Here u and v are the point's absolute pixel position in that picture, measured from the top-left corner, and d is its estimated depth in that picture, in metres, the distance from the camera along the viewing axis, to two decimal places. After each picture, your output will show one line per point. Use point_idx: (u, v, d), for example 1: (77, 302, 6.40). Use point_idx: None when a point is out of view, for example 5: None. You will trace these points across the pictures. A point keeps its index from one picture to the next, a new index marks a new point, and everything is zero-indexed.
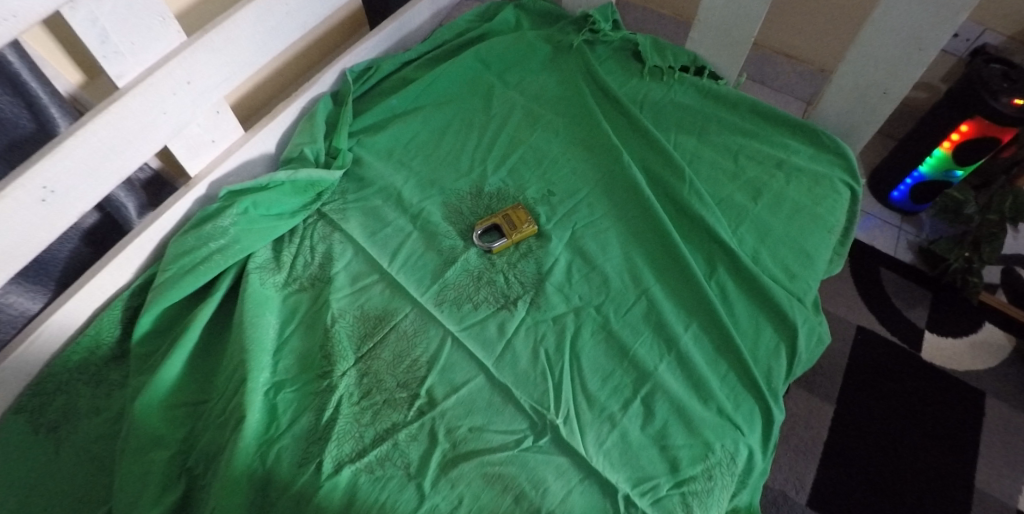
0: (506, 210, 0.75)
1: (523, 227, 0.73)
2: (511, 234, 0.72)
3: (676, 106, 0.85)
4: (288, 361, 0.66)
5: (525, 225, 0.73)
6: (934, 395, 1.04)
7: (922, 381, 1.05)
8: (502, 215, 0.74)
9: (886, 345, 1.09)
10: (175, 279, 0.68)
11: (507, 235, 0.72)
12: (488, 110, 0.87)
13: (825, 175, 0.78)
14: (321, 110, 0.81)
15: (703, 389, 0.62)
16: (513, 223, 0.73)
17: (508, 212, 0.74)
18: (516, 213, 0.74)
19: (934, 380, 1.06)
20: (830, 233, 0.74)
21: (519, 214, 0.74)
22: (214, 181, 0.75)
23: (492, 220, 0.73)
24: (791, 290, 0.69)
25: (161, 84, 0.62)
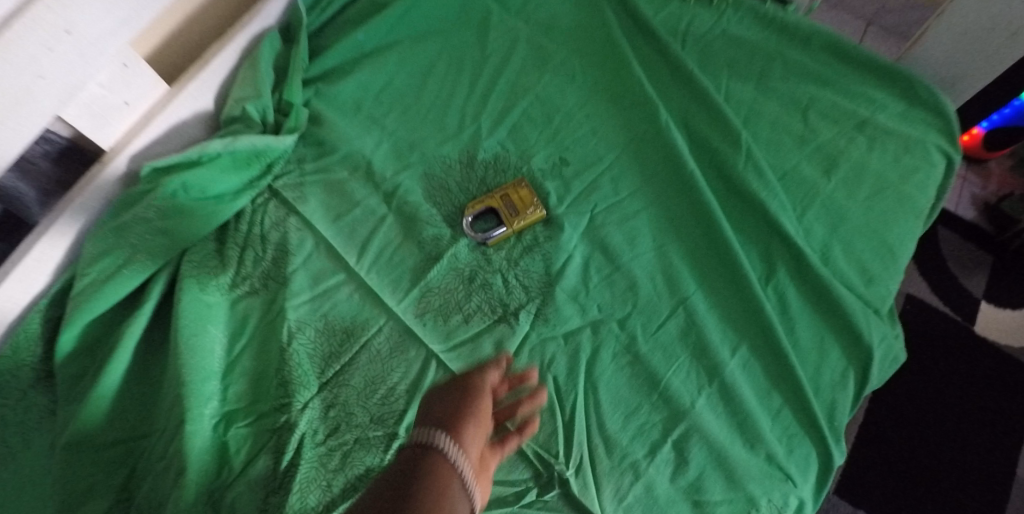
0: (504, 188, 0.58)
1: (529, 212, 0.57)
2: (511, 222, 0.57)
3: (729, 40, 0.66)
4: (240, 386, 0.54)
5: (530, 209, 0.57)
6: (995, 377, 0.86)
7: (983, 360, 0.87)
8: (499, 196, 0.58)
9: (943, 317, 0.89)
10: (97, 286, 0.55)
11: (505, 223, 0.57)
12: (484, 45, 0.67)
13: (916, 140, 0.61)
14: (267, 51, 0.62)
15: (751, 431, 0.50)
16: (514, 206, 0.58)
17: (507, 191, 0.58)
18: (518, 192, 0.58)
19: (996, 359, 0.87)
20: (917, 220, 0.59)
21: (521, 193, 0.58)
22: (135, 154, 0.59)
23: (488, 203, 0.58)
24: (866, 298, 0.55)
25: (26, 37, 0.44)
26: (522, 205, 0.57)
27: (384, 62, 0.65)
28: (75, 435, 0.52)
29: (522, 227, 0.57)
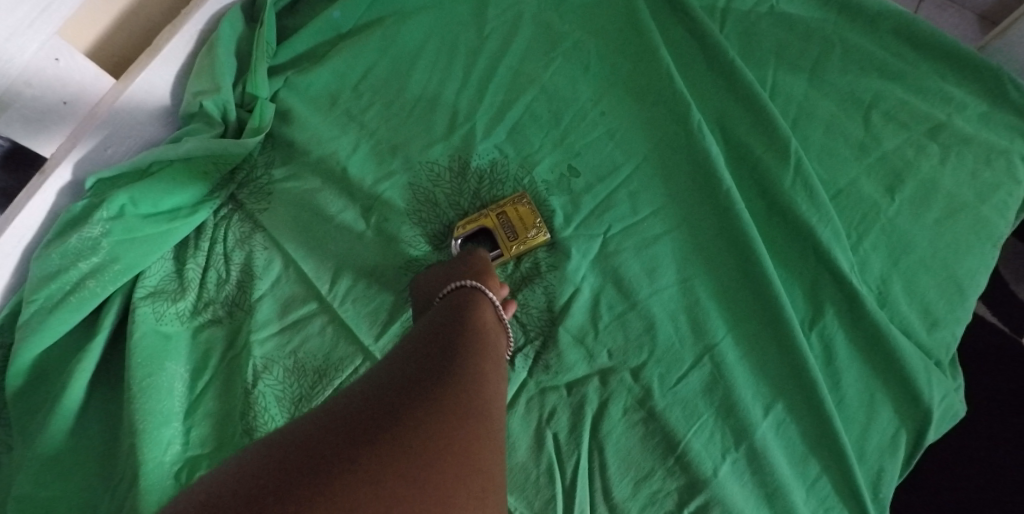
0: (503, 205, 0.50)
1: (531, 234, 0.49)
2: (508, 246, 0.48)
3: (776, 19, 0.54)
4: (203, 429, 0.48)
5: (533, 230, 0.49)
6: None
7: None
8: (495, 214, 0.49)
9: None
10: (41, 318, 0.48)
11: (501, 247, 0.49)
12: (481, 24, 0.57)
13: (1000, 148, 0.51)
14: (227, 34, 0.53)
15: (781, 506, 0.43)
16: (513, 226, 0.49)
17: (505, 207, 0.50)
18: (519, 211, 0.49)
19: None
20: (994, 248, 0.49)
21: (522, 210, 0.50)
22: (81, 161, 0.51)
23: (481, 222, 0.49)
24: (927, 345, 0.46)
25: None
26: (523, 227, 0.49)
27: (363, 45, 0.56)
28: (25, 487, 0.46)
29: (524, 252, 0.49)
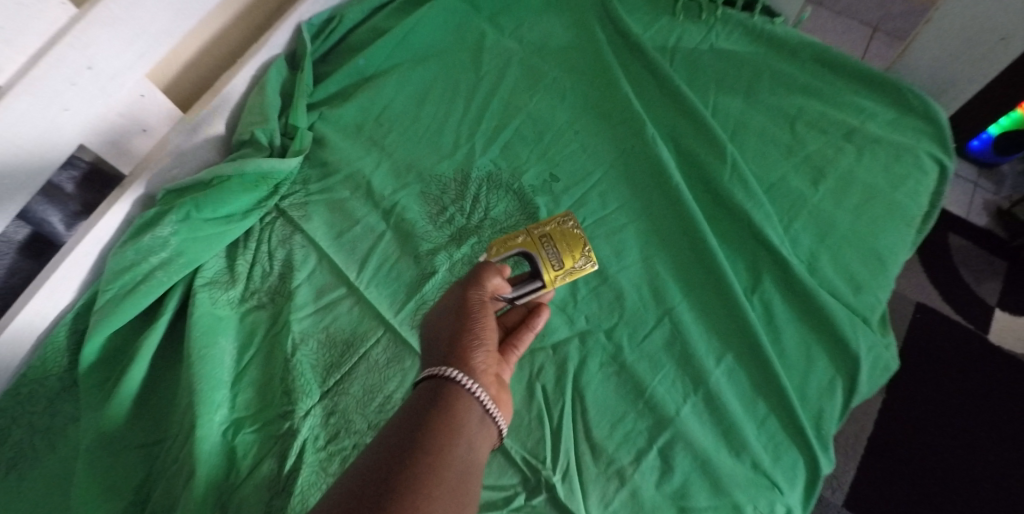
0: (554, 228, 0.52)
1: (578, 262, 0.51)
2: (551, 279, 0.50)
3: (716, 54, 0.67)
4: (248, 395, 0.57)
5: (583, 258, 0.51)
6: (974, 368, 0.90)
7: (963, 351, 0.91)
8: (539, 242, 0.50)
9: (930, 321, 0.94)
10: (115, 302, 0.58)
11: (545, 277, 0.50)
12: (478, 68, 0.70)
13: (906, 148, 0.61)
14: (274, 78, 0.66)
15: (735, 439, 0.51)
16: (558, 255, 0.50)
17: (549, 235, 0.51)
18: (569, 237, 0.51)
19: (977, 356, 0.91)
20: (909, 227, 0.59)
21: (568, 236, 0.51)
22: (154, 178, 0.63)
23: (524, 248, 0.50)
24: (854, 306, 0.55)
25: (50, 75, 0.49)
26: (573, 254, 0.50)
27: (383, 86, 0.69)
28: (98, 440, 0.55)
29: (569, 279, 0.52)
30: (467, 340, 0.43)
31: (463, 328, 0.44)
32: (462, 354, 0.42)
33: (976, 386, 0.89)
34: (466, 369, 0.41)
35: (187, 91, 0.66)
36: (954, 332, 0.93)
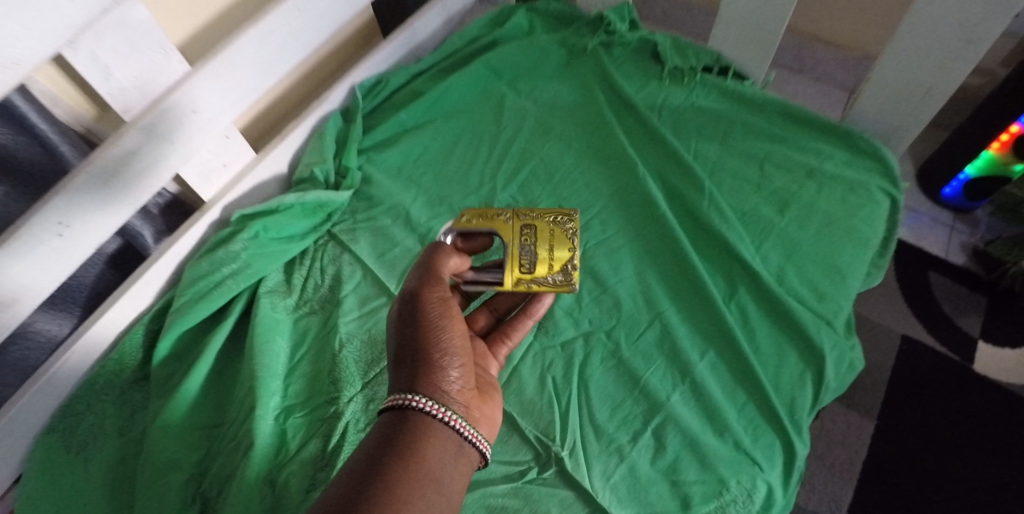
0: (552, 246, 0.55)
1: (558, 286, 0.56)
2: (511, 267, 0.55)
3: (697, 110, 0.80)
4: (298, 386, 0.66)
5: (562, 284, 0.56)
6: (963, 398, 0.96)
7: (950, 383, 0.98)
8: (517, 233, 0.56)
9: (918, 354, 1.00)
10: (190, 304, 0.68)
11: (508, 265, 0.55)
12: (499, 121, 0.84)
13: (859, 183, 0.72)
14: (331, 128, 0.80)
15: (719, 421, 0.59)
16: (530, 249, 0.56)
17: (530, 229, 0.56)
18: (557, 261, 0.55)
19: (965, 386, 0.97)
20: (866, 248, 0.69)
21: (550, 236, 0.56)
22: (228, 205, 0.75)
23: (500, 233, 0.56)
24: (819, 312, 0.64)
25: (166, 115, 0.62)
26: (552, 277, 0.56)
27: (420, 135, 0.82)
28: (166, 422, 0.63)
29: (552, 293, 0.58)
30: (433, 365, 0.48)
31: (427, 353, 0.49)
32: (430, 378, 0.48)
33: (962, 413, 0.95)
34: (438, 393, 0.47)
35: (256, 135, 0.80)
36: (939, 364, 0.99)
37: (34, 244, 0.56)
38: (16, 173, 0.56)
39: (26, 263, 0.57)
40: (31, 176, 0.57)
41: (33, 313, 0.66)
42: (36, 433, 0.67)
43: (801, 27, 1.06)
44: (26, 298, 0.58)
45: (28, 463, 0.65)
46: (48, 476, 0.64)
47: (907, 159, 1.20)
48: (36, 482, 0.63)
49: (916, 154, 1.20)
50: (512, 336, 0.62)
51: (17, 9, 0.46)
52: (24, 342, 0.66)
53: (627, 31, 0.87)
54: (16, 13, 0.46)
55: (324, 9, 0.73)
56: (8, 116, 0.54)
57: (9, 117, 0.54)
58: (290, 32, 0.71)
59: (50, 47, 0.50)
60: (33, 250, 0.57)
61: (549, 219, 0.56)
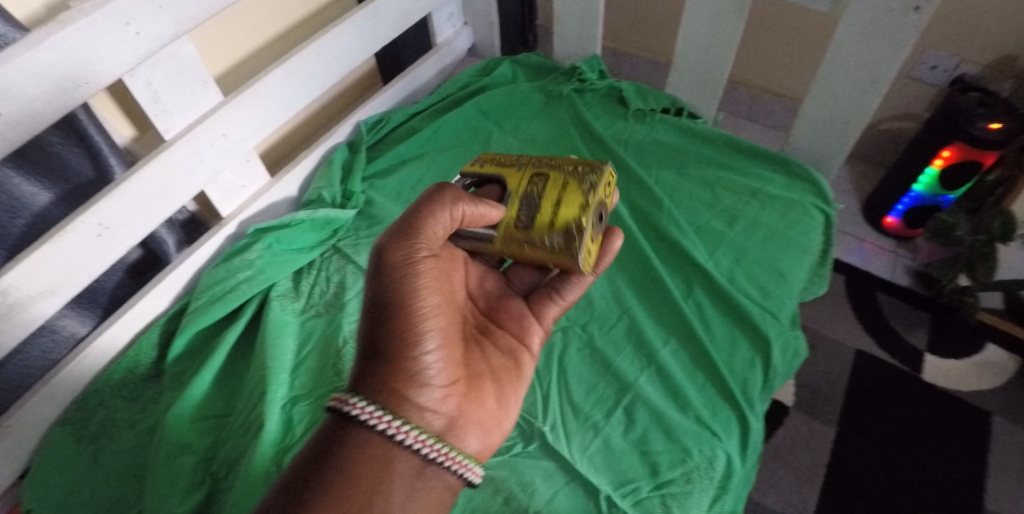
0: (558, 202, 0.56)
1: (555, 248, 0.56)
2: (506, 223, 0.58)
3: (657, 144, 0.93)
4: (304, 378, 0.72)
5: (557, 248, 0.55)
6: (913, 405, 1.05)
7: (903, 392, 1.07)
8: (524, 189, 0.58)
9: (875, 367, 1.10)
10: (206, 306, 0.76)
11: (506, 219, 0.58)
12: (487, 152, 0.94)
13: (797, 202, 0.84)
14: (338, 157, 0.91)
15: (681, 398, 0.67)
16: (534, 205, 0.57)
17: (541, 185, 0.57)
18: (558, 221, 0.55)
19: (916, 395, 1.06)
20: (804, 254, 0.79)
21: (561, 190, 0.56)
22: (243, 221, 0.84)
23: (510, 188, 0.59)
24: (765, 306, 0.74)
25: (201, 136, 0.72)
26: (550, 238, 0.55)
27: (417, 165, 0.93)
28: (177, 411, 0.68)
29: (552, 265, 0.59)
30: (393, 369, 0.50)
31: (391, 354, 0.50)
32: (393, 382, 0.50)
33: (912, 418, 1.04)
34: (400, 400, 0.49)
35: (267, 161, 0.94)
36: (893, 375, 1.09)
37: (78, 242, 0.64)
38: (69, 180, 0.65)
39: (69, 258, 0.64)
40: (77, 184, 0.67)
41: (63, 310, 0.72)
42: (51, 425, 0.71)
43: (752, 82, 1.24)
44: (62, 291, 0.65)
45: (41, 453, 0.69)
46: (61, 465, 0.68)
47: (852, 196, 1.35)
48: (50, 468, 0.67)
49: (859, 192, 1.35)
50: (563, 294, 0.65)
51: (95, 40, 0.57)
52: (51, 335, 0.71)
53: (596, 80, 1.02)
54: (94, 43, 0.57)
55: (338, 56, 0.86)
56: (73, 129, 0.64)
57: (73, 130, 0.64)
58: (309, 72, 0.82)
59: (116, 72, 0.60)
60: (76, 247, 0.64)
61: (567, 172, 0.57)
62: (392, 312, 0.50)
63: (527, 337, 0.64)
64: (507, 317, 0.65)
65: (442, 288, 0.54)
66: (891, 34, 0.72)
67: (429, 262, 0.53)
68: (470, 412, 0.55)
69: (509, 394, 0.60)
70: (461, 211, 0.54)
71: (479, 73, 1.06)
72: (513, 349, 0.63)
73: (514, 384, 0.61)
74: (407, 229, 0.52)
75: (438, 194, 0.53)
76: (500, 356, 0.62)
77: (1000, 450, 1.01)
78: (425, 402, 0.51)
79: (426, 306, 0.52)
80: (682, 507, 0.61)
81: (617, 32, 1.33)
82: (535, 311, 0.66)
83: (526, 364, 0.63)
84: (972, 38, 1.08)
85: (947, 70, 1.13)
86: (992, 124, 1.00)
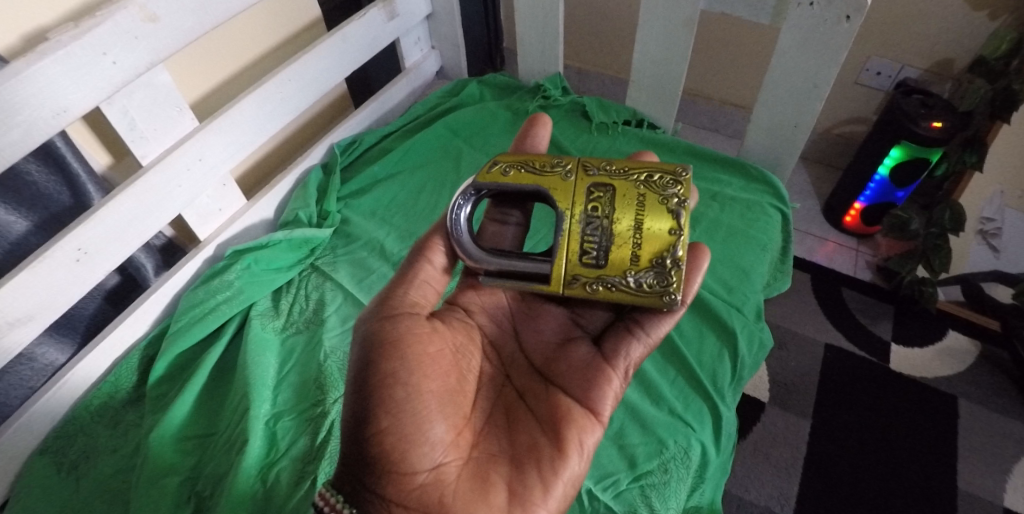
0: (641, 233, 0.51)
1: (644, 288, 0.51)
2: (568, 256, 0.52)
3: (621, 153, 0.97)
4: (287, 394, 0.73)
5: (647, 288, 0.51)
6: (883, 393, 1.09)
7: (872, 382, 1.11)
8: (585, 208, 0.53)
9: (844, 358, 1.14)
10: (186, 327, 0.77)
11: (567, 252, 0.52)
12: (458, 169, 0.97)
13: (754, 201, 0.88)
14: (313, 179, 0.94)
15: (654, 392, 0.70)
16: (609, 232, 0.52)
17: (610, 203, 0.53)
18: (644, 256, 0.51)
19: (885, 384, 1.10)
20: (764, 251, 0.83)
21: (644, 210, 0.52)
22: (220, 243, 0.86)
23: (568, 207, 0.53)
24: (730, 301, 0.78)
25: (177, 161, 0.74)
26: (638, 276, 0.51)
27: (391, 184, 0.95)
28: (158, 434, 0.68)
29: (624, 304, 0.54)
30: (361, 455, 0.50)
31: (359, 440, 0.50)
32: (363, 474, 0.50)
33: (881, 406, 1.08)
34: (365, 490, 0.50)
35: (244, 186, 0.97)
36: (862, 365, 1.13)
37: (57, 268, 0.65)
38: (45, 208, 0.68)
39: (48, 284, 0.65)
40: (56, 211, 0.69)
41: (41, 337, 0.73)
42: (29, 455, 0.71)
43: (710, 95, 1.30)
44: (39, 317, 0.66)
45: (21, 483, 0.69)
46: (42, 494, 0.68)
47: (813, 198, 1.41)
48: (30, 498, 0.67)
49: (819, 194, 1.41)
50: (647, 329, 0.58)
51: (73, 70, 0.59)
52: (29, 363, 0.72)
53: (560, 96, 1.06)
54: (71, 73, 0.59)
55: (310, 81, 0.89)
56: (51, 157, 0.66)
57: (51, 157, 0.66)
58: (282, 97, 0.85)
59: (93, 101, 0.62)
60: (55, 273, 0.65)
61: (639, 183, 0.54)
62: (354, 395, 0.51)
63: (588, 400, 0.56)
64: (568, 370, 0.59)
65: (420, 357, 0.51)
66: (827, 41, 0.77)
67: (400, 333, 0.52)
68: (462, 507, 0.49)
69: (528, 480, 0.52)
70: (433, 269, 0.56)
71: (447, 93, 1.11)
72: (557, 416, 0.55)
73: (542, 466, 0.53)
74: (378, 300, 0.54)
75: (413, 254, 0.56)
76: (534, 431, 0.55)
77: (967, 432, 1.05)
78: (400, 495, 0.49)
79: (391, 385, 0.50)
80: (661, 497, 0.62)
81: (580, 52, 1.39)
82: (611, 352, 0.59)
83: (572, 437, 0.54)
84: (910, 44, 1.15)
85: (891, 74, 1.20)
86: (935, 123, 1.06)
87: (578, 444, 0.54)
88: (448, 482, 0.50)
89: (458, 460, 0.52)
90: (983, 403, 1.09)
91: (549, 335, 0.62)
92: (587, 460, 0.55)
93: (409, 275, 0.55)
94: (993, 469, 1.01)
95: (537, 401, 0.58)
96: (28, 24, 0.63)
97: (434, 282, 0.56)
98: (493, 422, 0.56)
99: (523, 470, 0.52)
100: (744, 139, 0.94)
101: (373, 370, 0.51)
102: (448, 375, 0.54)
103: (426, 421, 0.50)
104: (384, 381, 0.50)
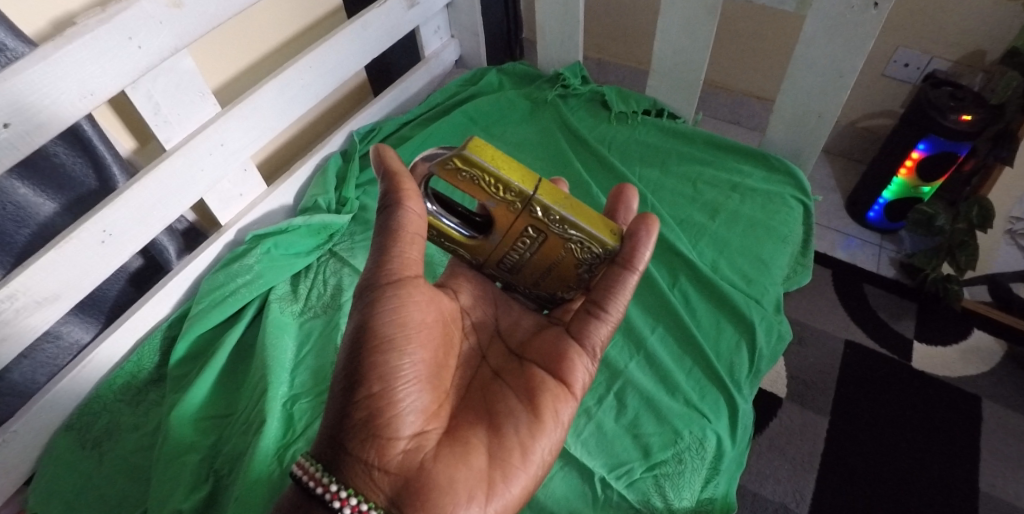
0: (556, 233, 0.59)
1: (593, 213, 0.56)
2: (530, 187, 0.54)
3: (640, 143, 0.96)
4: (304, 377, 0.74)
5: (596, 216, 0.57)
6: (905, 391, 1.07)
7: (894, 380, 1.09)
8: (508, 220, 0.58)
9: (866, 355, 1.12)
10: (207, 309, 0.78)
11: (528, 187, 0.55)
12: None
13: (775, 194, 0.87)
14: (332, 166, 0.95)
15: (670, 381, 0.70)
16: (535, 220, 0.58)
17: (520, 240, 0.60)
18: None
19: (908, 382, 1.08)
20: (785, 243, 0.82)
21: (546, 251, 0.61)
22: (241, 228, 0.87)
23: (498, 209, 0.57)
24: (749, 293, 0.77)
25: (200, 145, 0.75)
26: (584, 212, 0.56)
27: None
28: (177, 413, 0.69)
29: (586, 222, 0.53)
30: (344, 422, 0.49)
31: (344, 404, 0.50)
32: (346, 440, 0.49)
33: (903, 405, 1.06)
34: (346, 457, 0.49)
35: (264, 172, 0.99)
36: (884, 363, 1.11)
37: (82, 248, 0.66)
38: (72, 191, 0.69)
39: (72, 264, 0.66)
40: (82, 194, 0.70)
41: (67, 317, 0.75)
42: (54, 432, 0.72)
43: (733, 87, 1.29)
44: (65, 298, 0.67)
45: (47, 458, 0.71)
46: (68, 468, 0.70)
47: (835, 192, 1.38)
48: (55, 473, 0.69)
49: (842, 188, 1.38)
50: (607, 309, 0.58)
51: (99, 55, 0.60)
52: (55, 342, 0.74)
53: (579, 85, 1.05)
54: (97, 57, 0.60)
55: (330, 68, 0.89)
56: (77, 139, 0.67)
57: (78, 140, 0.67)
58: (303, 84, 0.86)
59: (118, 85, 0.63)
60: (80, 254, 0.66)
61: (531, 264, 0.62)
62: (345, 359, 0.51)
63: (561, 375, 0.58)
64: (539, 349, 0.61)
65: (414, 324, 0.53)
66: (853, 29, 0.75)
67: (393, 296, 0.52)
68: (444, 470, 0.49)
69: (507, 445, 0.53)
70: (417, 225, 0.52)
71: (466, 82, 1.10)
72: (531, 387, 0.57)
73: (519, 431, 0.54)
74: (373, 262, 0.52)
75: (383, 206, 0.52)
76: (511, 400, 0.57)
77: (991, 433, 1.03)
78: (381, 460, 0.49)
79: (383, 350, 0.50)
80: (675, 487, 0.62)
81: (600, 43, 1.38)
82: (575, 334, 0.59)
83: (547, 408, 0.56)
84: (941, 34, 1.12)
85: (920, 66, 1.17)
86: (964, 116, 1.03)
87: (553, 415, 0.56)
88: (429, 448, 0.51)
89: (437, 428, 0.53)
90: (1008, 404, 1.06)
91: (521, 324, 0.64)
92: (560, 433, 0.57)
93: (393, 229, 0.51)
94: (1017, 472, 0.99)
95: (512, 376, 0.60)
96: (56, 9, 0.64)
97: (418, 244, 0.53)
98: (470, 398, 0.58)
99: (502, 436, 0.54)
100: (766, 130, 0.93)
101: (368, 333, 0.50)
102: (437, 345, 0.55)
103: (413, 387, 0.51)
104: (379, 344, 0.50)
